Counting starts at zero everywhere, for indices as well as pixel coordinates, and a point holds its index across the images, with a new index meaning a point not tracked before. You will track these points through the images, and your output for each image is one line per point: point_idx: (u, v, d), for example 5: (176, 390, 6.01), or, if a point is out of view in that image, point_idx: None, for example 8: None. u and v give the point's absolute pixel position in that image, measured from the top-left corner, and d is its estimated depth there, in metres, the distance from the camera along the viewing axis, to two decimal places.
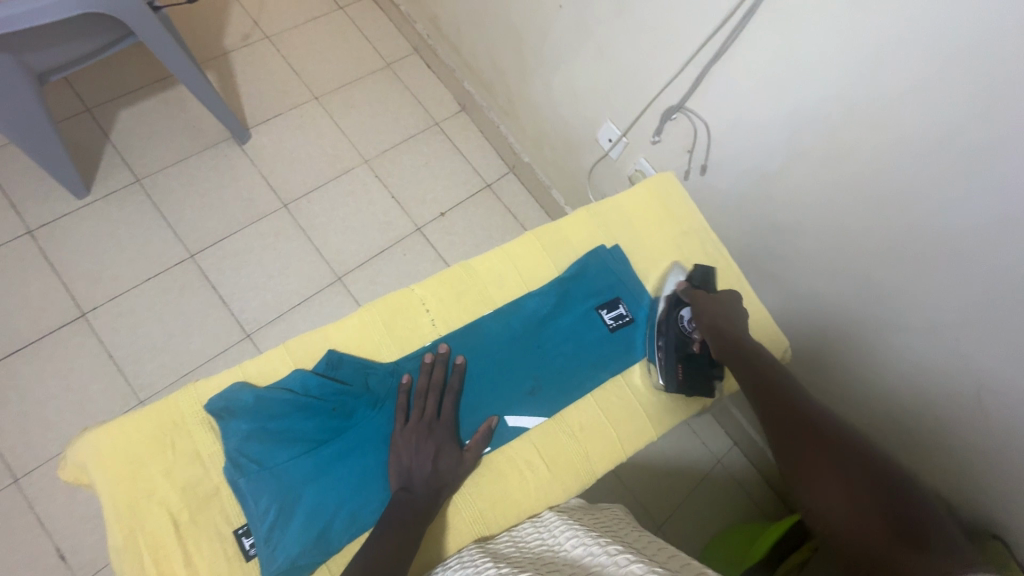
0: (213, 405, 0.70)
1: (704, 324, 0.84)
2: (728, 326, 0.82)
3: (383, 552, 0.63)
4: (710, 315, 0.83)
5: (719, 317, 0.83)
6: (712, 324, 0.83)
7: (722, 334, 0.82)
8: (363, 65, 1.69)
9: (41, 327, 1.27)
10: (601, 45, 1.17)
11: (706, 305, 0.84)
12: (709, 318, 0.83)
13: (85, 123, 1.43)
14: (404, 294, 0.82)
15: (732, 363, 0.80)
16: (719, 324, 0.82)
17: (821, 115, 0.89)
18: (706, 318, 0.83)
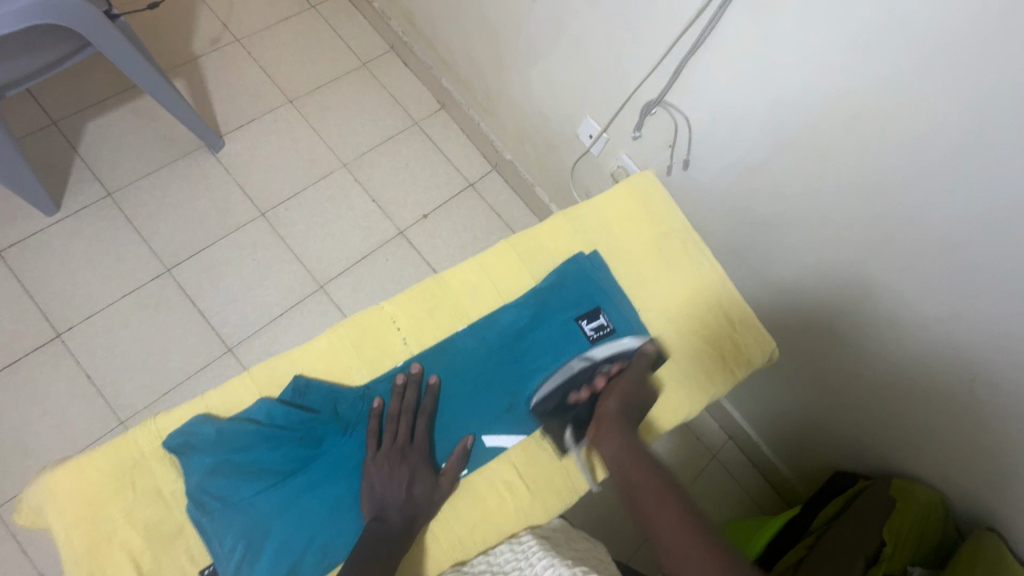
0: (173, 441, 0.67)
1: (611, 390, 0.78)
2: (629, 408, 0.77)
3: None
4: (621, 390, 0.78)
5: (630, 400, 0.78)
6: (617, 398, 0.77)
7: (617, 412, 0.76)
8: (337, 65, 1.64)
9: (15, 351, 1.24)
10: (578, 38, 1.13)
11: (629, 384, 0.79)
12: (619, 391, 0.78)
13: (51, 137, 1.39)
14: (374, 312, 0.79)
15: (608, 442, 0.74)
16: (625, 405, 0.77)
17: (802, 106, 0.86)
18: (617, 390, 0.78)
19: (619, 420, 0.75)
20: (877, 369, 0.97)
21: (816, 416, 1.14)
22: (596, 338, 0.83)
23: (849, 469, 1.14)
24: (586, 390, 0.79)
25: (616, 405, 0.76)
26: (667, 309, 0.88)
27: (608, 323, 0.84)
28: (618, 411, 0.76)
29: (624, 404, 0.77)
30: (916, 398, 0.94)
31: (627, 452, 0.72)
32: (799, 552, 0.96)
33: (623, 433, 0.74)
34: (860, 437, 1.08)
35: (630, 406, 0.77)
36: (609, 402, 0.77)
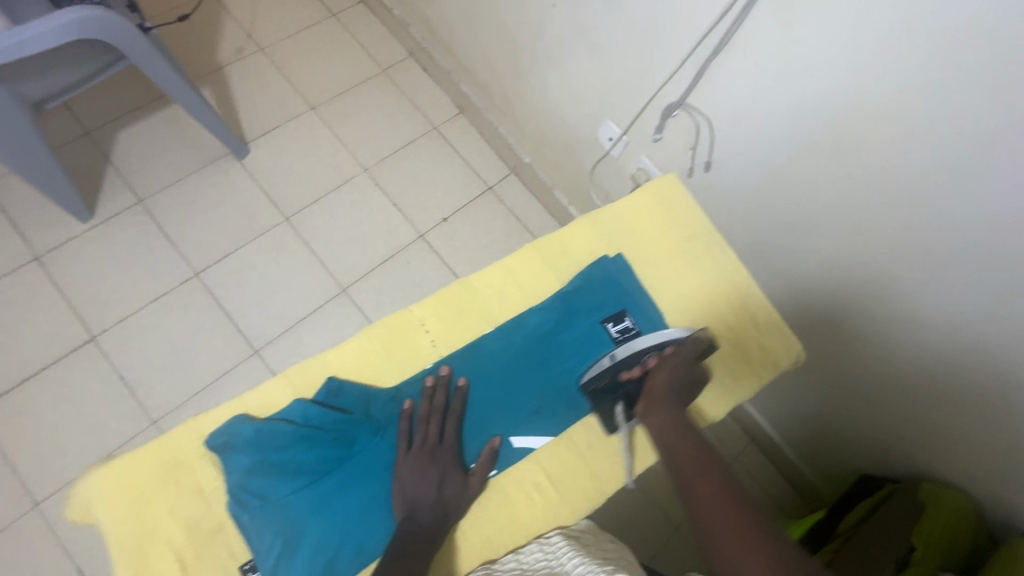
0: (214, 440, 0.69)
1: (662, 368, 0.77)
2: (680, 386, 0.76)
3: None
4: (672, 368, 0.76)
5: (681, 379, 0.76)
6: (666, 377, 0.76)
7: (667, 388, 0.75)
8: (358, 72, 1.67)
9: (52, 353, 1.28)
10: (597, 42, 1.14)
11: (681, 364, 0.77)
12: (670, 371, 0.76)
13: (85, 146, 1.44)
14: (403, 315, 0.80)
15: (654, 416, 0.73)
16: (676, 382, 0.76)
17: (827, 108, 0.86)
18: (669, 366, 0.77)
19: (670, 397, 0.74)
20: (904, 371, 0.96)
21: (840, 418, 1.13)
22: (622, 340, 0.84)
23: (875, 472, 1.12)
24: (638, 368, 0.78)
25: (667, 382, 0.75)
26: (693, 310, 0.88)
27: (633, 326, 0.85)
28: (668, 388, 0.75)
29: (675, 382, 0.76)
30: (944, 401, 0.92)
31: (672, 427, 0.72)
32: (827, 555, 0.95)
33: (672, 409, 0.73)
34: (889, 442, 1.06)
35: (681, 383, 0.76)
36: (661, 378, 0.76)
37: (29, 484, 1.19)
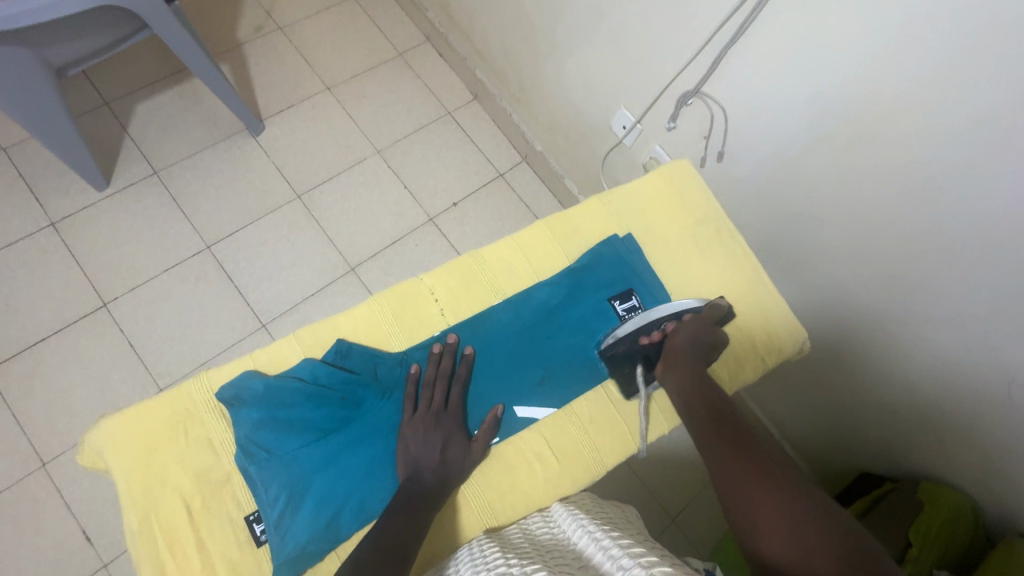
0: (224, 392, 0.71)
1: (681, 330, 0.80)
2: (700, 348, 0.79)
3: (390, 534, 0.63)
4: (691, 331, 0.80)
5: (700, 341, 0.79)
6: (687, 336, 0.79)
7: (687, 346, 0.78)
8: (374, 55, 1.68)
9: (64, 317, 1.30)
10: (615, 29, 1.14)
11: (700, 328, 0.80)
12: (689, 332, 0.80)
13: (102, 117, 1.45)
14: (413, 284, 0.82)
15: (676, 373, 0.77)
16: (695, 341, 0.79)
17: (842, 98, 0.85)
18: (688, 328, 0.80)
19: (687, 355, 0.78)
20: (906, 367, 0.95)
21: (839, 414, 1.13)
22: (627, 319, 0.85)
23: (873, 470, 1.12)
24: (656, 333, 0.82)
25: (686, 342, 0.79)
26: (701, 293, 0.89)
27: (639, 305, 0.86)
28: (687, 348, 0.78)
29: (694, 343, 0.79)
30: (945, 397, 0.92)
31: (693, 383, 0.75)
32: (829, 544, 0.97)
33: (691, 366, 0.77)
34: (890, 439, 1.06)
35: (700, 343, 0.79)
36: (679, 339, 0.79)
37: (36, 444, 1.21)
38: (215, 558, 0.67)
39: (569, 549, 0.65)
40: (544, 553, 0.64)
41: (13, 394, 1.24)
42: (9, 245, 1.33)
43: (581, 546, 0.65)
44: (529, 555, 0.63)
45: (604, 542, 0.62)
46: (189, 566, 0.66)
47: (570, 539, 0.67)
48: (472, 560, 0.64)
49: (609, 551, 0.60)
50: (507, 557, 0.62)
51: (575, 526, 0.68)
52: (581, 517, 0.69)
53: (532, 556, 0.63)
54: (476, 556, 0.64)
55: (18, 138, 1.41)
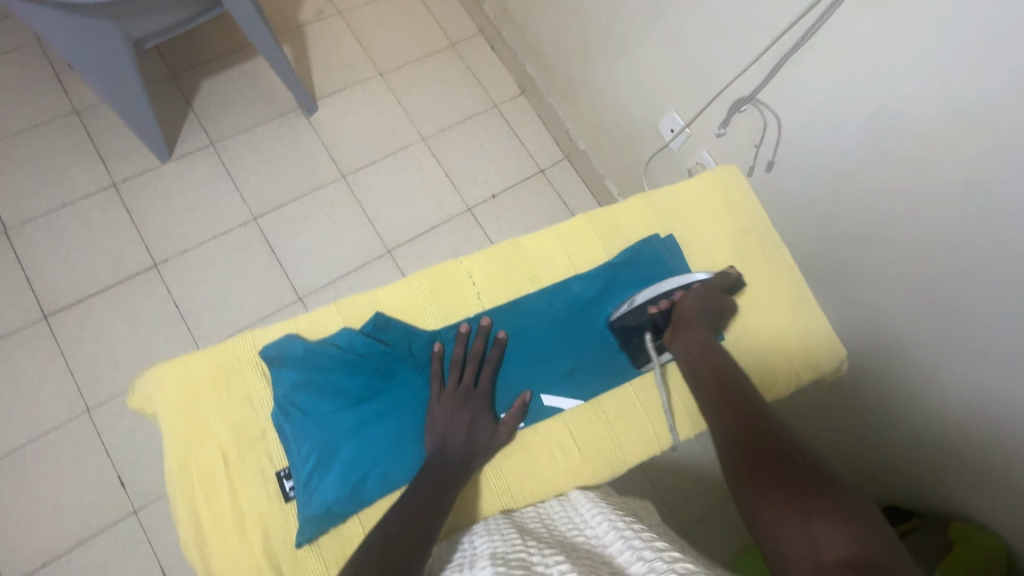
0: (267, 352, 0.73)
1: (688, 297, 0.83)
2: (709, 317, 0.82)
3: (418, 509, 0.65)
4: (699, 299, 0.83)
5: (708, 308, 0.82)
6: (696, 298, 0.83)
7: (695, 311, 0.82)
8: (428, 44, 1.71)
9: (118, 274, 1.38)
10: (672, 31, 1.13)
11: (708, 295, 0.83)
12: (698, 298, 0.83)
13: (168, 88, 1.52)
14: (453, 265, 0.83)
15: (686, 337, 0.80)
16: (703, 308, 0.82)
17: (908, 115, 0.82)
18: (696, 294, 0.83)
19: (696, 320, 0.81)
20: (948, 399, 0.90)
21: (872, 442, 1.08)
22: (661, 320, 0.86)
23: (902, 504, 1.08)
24: (664, 301, 0.85)
25: (692, 310, 0.82)
26: (741, 300, 0.89)
27: None
28: (692, 314, 0.81)
29: (702, 312, 0.82)
30: (985, 438, 0.87)
31: (705, 345, 0.79)
32: None
33: (694, 332, 0.80)
34: (923, 474, 1.00)
35: (709, 309, 0.82)
36: (687, 305, 0.82)
37: (83, 391, 1.28)
38: (246, 508, 0.70)
39: (587, 540, 0.65)
40: (562, 541, 0.64)
41: (67, 342, 1.31)
42: (74, 202, 1.42)
43: (599, 538, 0.64)
44: (546, 542, 0.63)
45: (624, 531, 0.62)
46: (222, 513, 0.69)
47: (587, 527, 0.67)
48: (488, 536, 0.65)
49: (629, 540, 0.61)
50: (526, 540, 0.63)
51: (594, 514, 0.68)
52: (600, 507, 0.69)
53: (550, 542, 0.63)
54: (492, 533, 0.65)
55: (90, 102, 1.49)
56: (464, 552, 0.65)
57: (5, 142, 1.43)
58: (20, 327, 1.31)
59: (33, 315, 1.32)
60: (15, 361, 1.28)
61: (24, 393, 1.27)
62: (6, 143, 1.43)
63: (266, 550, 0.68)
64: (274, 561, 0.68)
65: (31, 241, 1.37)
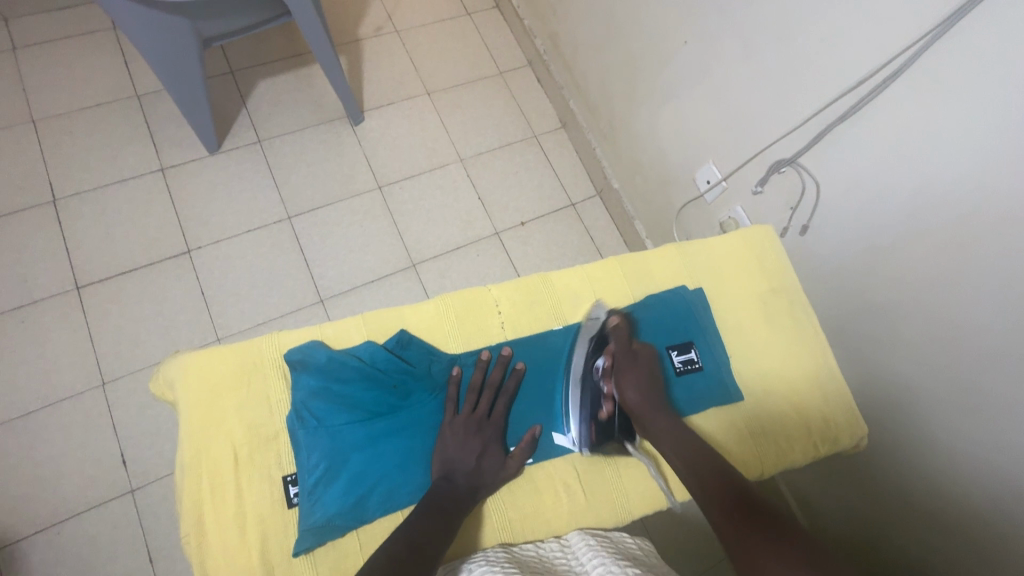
0: (291, 355, 0.74)
1: (618, 345, 0.84)
2: (648, 388, 0.81)
3: (424, 531, 0.65)
4: (635, 380, 0.81)
5: (636, 346, 0.85)
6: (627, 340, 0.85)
7: (630, 358, 0.83)
8: (477, 70, 1.76)
9: (151, 255, 1.42)
10: (719, 86, 1.15)
11: (631, 333, 0.85)
12: (626, 341, 0.85)
13: (226, 84, 1.59)
14: (482, 291, 0.84)
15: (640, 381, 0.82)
16: (637, 350, 0.84)
17: (949, 197, 0.81)
18: (625, 340, 0.85)
19: (639, 364, 0.83)
20: (969, 493, 0.85)
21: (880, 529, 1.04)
22: (682, 371, 0.86)
23: None
24: (607, 403, 0.82)
25: (638, 398, 0.80)
26: (765, 362, 0.88)
27: (697, 359, 0.87)
28: (643, 400, 0.80)
29: (639, 390, 0.80)
30: (1001, 543, 0.81)
31: (657, 388, 0.81)
32: None
33: (658, 418, 0.79)
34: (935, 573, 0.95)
35: (639, 348, 0.85)
36: (620, 352, 0.84)
37: (101, 364, 1.31)
38: (248, 508, 0.70)
39: None
40: None
41: (94, 314, 1.35)
42: (122, 181, 1.47)
43: None
44: None
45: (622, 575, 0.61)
46: (225, 511, 0.69)
47: (586, 571, 0.66)
48: (488, 565, 0.65)
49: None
50: None
51: (593, 557, 0.67)
52: (601, 552, 0.68)
53: None
54: (492, 563, 0.65)
55: (151, 89, 1.57)
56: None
57: (67, 117, 1.50)
58: (52, 294, 1.35)
59: (67, 284, 1.36)
60: (42, 326, 1.32)
61: (45, 359, 1.30)
62: (67, 118, 1.50)
63: (263, 554, 0.68)
64: (270, 566, 0.68)
65: (76, 214, 1.43)
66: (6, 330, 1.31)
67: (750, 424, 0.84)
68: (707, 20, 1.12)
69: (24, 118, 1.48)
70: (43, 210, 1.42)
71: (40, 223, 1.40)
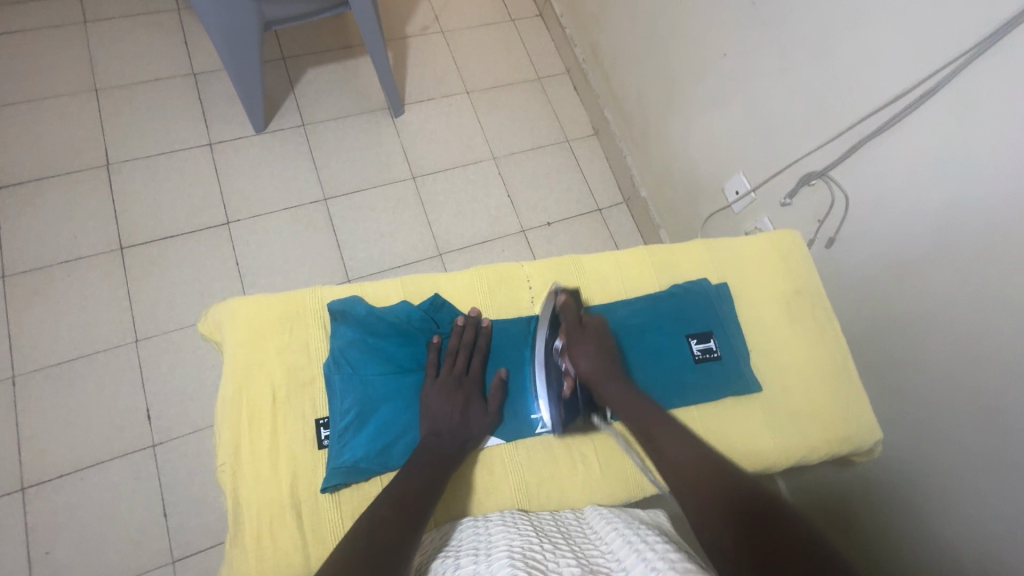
0: (334, 306, 0.81)
1: (578, 358, 0.80)
2: (604, 357, 0.80)
3: (412, 486, 0.68)
4: (590, 350, 0.80)
5: (597, 354, 0.80)
6: (584, 351, 0.80)
7: (592, 367, 0.79)
8: (516, 74, 1.82)
9: (193, 223, 1.48)
10: (755, 99, 1.18)
11: (587, 341, 0.81)
12: (586, 352, 0.80)
13: (277, 69, 1.67)
14: (514, 267, 0.92)
15: (611, 390, 0.79)
16: (595, 357, 0.80)
17: (978, 215, 0.82)
18: (582, 353, 0.80)
19: (599, 373, 0.79)
20: (984, 513, 0.85)
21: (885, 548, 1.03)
22: (700, 359, 0.88)
23: None
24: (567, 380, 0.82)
25: (592, 365, 0.80)
26: (781, 359, 0.92)
27: (716, 349, 0.89)
28: (597, 368, 0.79)
29: (593, 357, 0.80)
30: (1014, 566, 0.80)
31: (626, 391, 0.79)
32: None
33: (612, 386, 0.79)
34: None
35: (599, 353, 0.80)
36: (584, 364, 0.80)
37: (137, 322, 1.37)
38: (282, 445, 0.75)
39: (597, 546, 0.66)
40: (573, 545, 0.67)
41: (134, 275, 1.41)
42: (172, 152, 1.55)
43: (609, 543, 0.66)
44: (559, 544, 0.66)
45: (632, 538, 0.64)
46: (259, 445, 0.74)
47: (600, 538, 0.68)
48: (505, 527, 0.68)
49: (638, 549, 0.61)
50: (540, 540, 0.65)
51: (606, 525, 0.70)
52: (616, 521, 0.70)
53: (564, 545, 0.65)
54: (509, 525, 0.69)
55: (207, 69, 1.65)
56: (479, 535, 0.68)
57: (128, 89, 1.59)
58: (98, 252, 1.42)
59: (112, 245, 1.43)
60: (86, 281, 1.39)
61: (85, 312, 1.36)
62: (128, 90, 1.59)
63: (291, 489, 0.73)
64: (296, 501, 0.73)
65: (127, 179, 1.50)
66: (53, 282, 1.38)
67: (769, 416, 0.88)
68: (748, 33, 1.15)
69: (88, 86, 1.57)
70: (97, 173, 1.49)
71: (93, 185, 1.48)
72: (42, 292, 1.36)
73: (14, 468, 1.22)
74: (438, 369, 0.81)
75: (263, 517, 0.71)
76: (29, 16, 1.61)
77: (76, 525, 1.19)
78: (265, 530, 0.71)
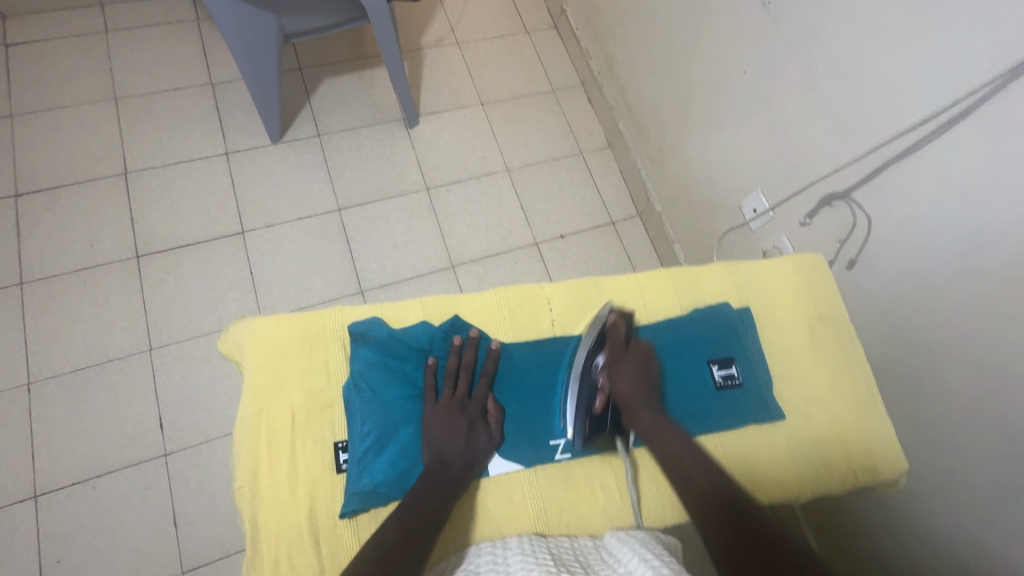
0: (355, 327, 0.82)
1: (616, 377, 0.83)
2: (639, 383, 0.83)
3: (416, 513, 0.67)
4: (627, 371, 0.83)
5: (636, 380, 0.83)
6: (626, 371, 0.83)
7: (627, 385, 0.82)
8: (531, 85, 1.82)
9: (208, 232, 1.49)
10: (775, 117, 1.17)
11: (630, 365, 0.84)
12: (625, 371, 0.83)
13: (294, 79, 1.68)
14: (535, 289, 0.92)
15: (640, 414, 0.81)
16: (633, 378, 0.83)
17: (1008, 241, 0.81)
18: (623, 373, 0.83)
19: (634, 394, 0.82)
20: (1011, 547, 0.82)
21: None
22: (722, 385, 0.87)
23: None
24: (598, 397, 0.84)
25: (628, 388, 0.82)
26: (804, 385, 0.91)
27: (738, 375, 0.88)
28: (633, 393, 0.82)
29: (630, 379, 0.83)
30: None
31: (659, 417, 0.80)
32: None
33: (642, 409, 0.81)
34: None
35: (640, 375, 0.83)
36: (622, 385, 0.83)
37: (150, 330, 1.37)
38: (301, 467, 0.75)
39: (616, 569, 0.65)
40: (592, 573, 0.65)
41: (149, 283, 1.42)
42: (189, 161, 1.56)
43: (627, 565, 0.64)
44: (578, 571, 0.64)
45: (647, 556, 0.63)
46: (279, 468, 0.74)
47: (618, 562, 0.66)
48: (523, 555, 0.66)
49: (654, 566, 0.60)
50: (559, 567, 0.63)
51: (624, 547, 0.68)
52: (634, 543, 0.68)
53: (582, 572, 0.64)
54: (527, 553, 0.67)
55: (225, 79, 1.66)
56: (496, 560, 0.67)
57: (146, 98, 1.60)
58: (114, 260, 1.43)
59: (128, 252, 1.44)
60: (101, 289, 1.40)
61: (100, 319, 1.37)
62: (146, 99, 1.60)
63: (310, 514, 0.73)
64: (314, 525, 0.72)
65: (144, 187, 1.51)
66: (69, 289, 1.39)
67: (794, 445, 0.86)
68: (770, 51, 1.14)
69: (108, 95, 1.59)
70: (115, 181, 1.51)
71: (110, 193, 1.49)
72: (58, 298, 1.37)
73: (27, 474, 1.22)
74: (438, 394, 0.81)
75: (283, 543, 0.71)
76: (51, 25, 1.63)
77: (86, 534, 1.19)
78: (284, 555, 0.70)
